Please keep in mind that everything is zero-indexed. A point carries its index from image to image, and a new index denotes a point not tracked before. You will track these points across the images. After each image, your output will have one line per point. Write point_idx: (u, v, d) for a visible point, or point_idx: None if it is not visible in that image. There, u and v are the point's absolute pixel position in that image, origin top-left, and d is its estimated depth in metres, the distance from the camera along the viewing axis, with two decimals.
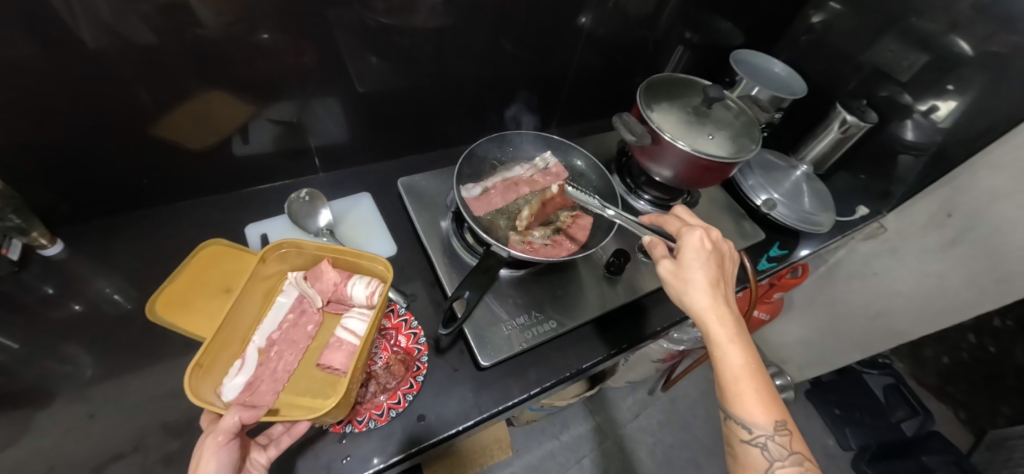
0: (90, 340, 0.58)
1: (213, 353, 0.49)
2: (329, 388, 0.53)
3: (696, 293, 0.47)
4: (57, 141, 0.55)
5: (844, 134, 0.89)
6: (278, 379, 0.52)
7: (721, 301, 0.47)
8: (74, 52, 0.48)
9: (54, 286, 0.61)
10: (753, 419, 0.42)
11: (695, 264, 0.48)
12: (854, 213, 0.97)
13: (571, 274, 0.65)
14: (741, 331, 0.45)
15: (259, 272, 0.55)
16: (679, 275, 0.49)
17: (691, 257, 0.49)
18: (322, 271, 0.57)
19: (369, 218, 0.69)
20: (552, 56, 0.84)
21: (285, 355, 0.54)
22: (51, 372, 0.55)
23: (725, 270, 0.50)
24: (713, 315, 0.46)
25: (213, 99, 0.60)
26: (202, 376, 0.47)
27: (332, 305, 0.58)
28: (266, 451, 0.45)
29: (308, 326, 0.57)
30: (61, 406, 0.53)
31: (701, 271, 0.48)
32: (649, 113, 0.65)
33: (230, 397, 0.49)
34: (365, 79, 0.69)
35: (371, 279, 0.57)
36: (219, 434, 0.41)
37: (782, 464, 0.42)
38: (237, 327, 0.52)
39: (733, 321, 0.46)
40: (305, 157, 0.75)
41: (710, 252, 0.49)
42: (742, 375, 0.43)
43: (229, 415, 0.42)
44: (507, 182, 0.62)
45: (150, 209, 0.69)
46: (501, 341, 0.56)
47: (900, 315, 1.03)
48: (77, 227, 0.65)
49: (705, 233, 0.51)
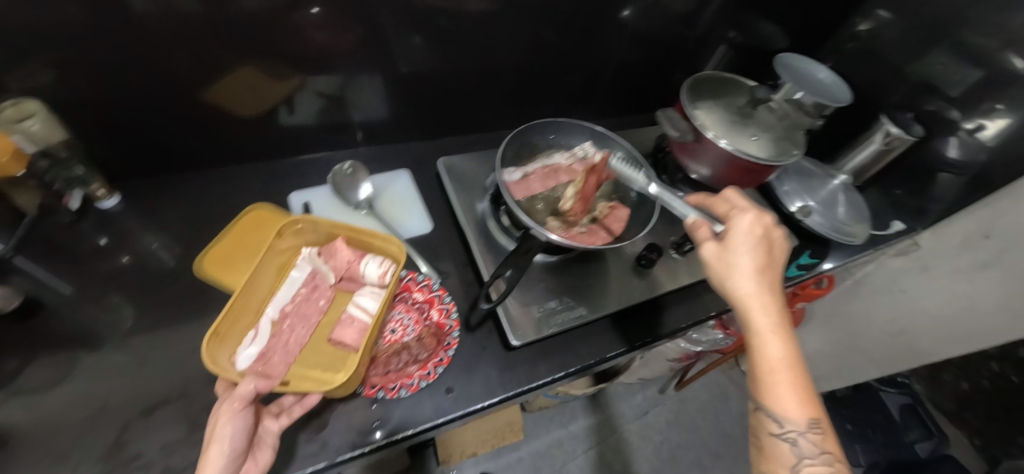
0: (137, 291, 0.61)
1: (228, 322, 0.50)
2: (340, 363, 0.54)
3: (741, 279, 0.46)
4: (113, 99, 0.57)
5: (886, 146, 0.88)
6: (290, 351, 0.52)
7: (766, 288, 0.46)
8: (136, 14, 0.50)
9: (106, 237, 0.64)
10: (785, 414, 0.42)
11: (742, 249, 0.48)
12: (888, 228, 0.95)
13: (600, 265, 0.66)
14: (783, 322, 0.45)
15: (275, 246, 0.56)
16: (723, 258, 0.48)
17: (738, 242, 0.48)
18: (336, 248, 0.58)
19: (406, 195, 0.70)
20: (595, 47, 0.84)
21: (297, 329, 0.54)
22: (102, 319, 0.58)
23: (774, 258, 0.49)
24: (756, 303, 0.46)
25: (262, 69, 0.62)
26: (216, 345, 0.48)
27: (344, 282, 0.59)
28: (278, 419, 0.46)
29: (319, 301, 0.58)
30: (110, 351, 0.56)
31: (747, 257, 0.47)
32: (694, 110, 0.65)
33: (243, 366, 0.50)
34: (408, 59, 0.70)
35: (384, 259, 0.58)
36: (235, 401, 0.42)
37: (811, 462, 0.42)
38: (251, 298, 0.53)
39: (776, 312, 0.46)
40: (347, 132, 0.76)
41: (760, 239, 0.49)
42: (778, 365, 0.43)
43: (246, 383, 0.43)
44: (547, 169, 0.62)
45: (197, 171, 0.71)
46: (532, 322, 0.57)
47: (925, 336, 1.01)
48: (129, 183, 0.68)
49: (756, 219, 0.50)
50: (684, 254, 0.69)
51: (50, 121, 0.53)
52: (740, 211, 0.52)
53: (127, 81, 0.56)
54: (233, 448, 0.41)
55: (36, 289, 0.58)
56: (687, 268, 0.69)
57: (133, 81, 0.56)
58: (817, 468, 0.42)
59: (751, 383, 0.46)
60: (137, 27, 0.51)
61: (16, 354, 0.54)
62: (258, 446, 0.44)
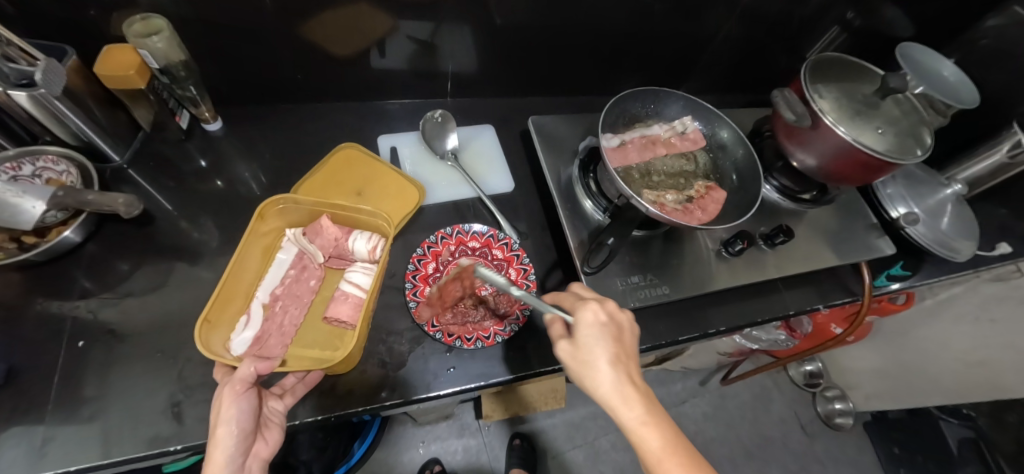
0: (233, 214, 0.64)
1: (217, 311, 0.51)
2: (336, 340, 0.56)
3: (597, 372, 0.41)
4: (219, 25, 0.58)
5: (1011, 159, 0.79)
6: (285, 333, 0.55)
7: (623, 377, 0.41)
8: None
9: (206, 161, 0.67)
10: None
11: (593, 343, 0.43)
12: (992, 250, 0.85)
13: (687, 246, 0.63)
14: (652, 405, 0.40)
15: (258, 230, 0.56)
16: (579, 356, 0.43)
17: (587, 337, 0.43)
18: (321, 226, 0.58)
19: (490, 151, 0.70)
20: (702, 17, 0.78)
21: (290, 310, 0.56)
22: (203, 235, 0.61)
23: (626, 345, 0.44)
24: (614, 390, 0.41)
25: (361, 7, 0.61)
26: (208, 332, 0.50)
27: (333, 260, 0.60)
28: (283, 399, 0.47)
29: (310, 281, 0.59)
30: (207, 267, 0.59)
31: (600, 347, 0.42)
32: (814, 94, 0.59)
33: (239, 351, 0.52)
34: (507, 10, 0.67)
35: (372, 234, 0.58)
36: (236, 383, 0.43)
37: None
38: (240, 282, 0.55)
39: (641, 397, 0.40)
40: (436, 80, 0.76)
41: (607, 327, 0.44)
42: (663, 453, 0.38)
43: (246, 366, 0.43)
44: (645, 139, 0.59)
45: (291, 105, 0.73)
46: (615, 294, 0.56)
47: (1007, 369, 0.94)
48: (232, 110, 0.71)
49: (600, 306, 0.46)
50: (773, 247, 0.65)
51: (173, 40, 0.54)
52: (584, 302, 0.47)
53: (237, 6, 0.56)
54: (242, 428, 0.42)
55: (146, 200, 0.62)
56: (778, 261, 0.65)
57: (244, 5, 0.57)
58: None
59: None
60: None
61: (128, 258, 0.58)
62: (266, 426, 0.45)
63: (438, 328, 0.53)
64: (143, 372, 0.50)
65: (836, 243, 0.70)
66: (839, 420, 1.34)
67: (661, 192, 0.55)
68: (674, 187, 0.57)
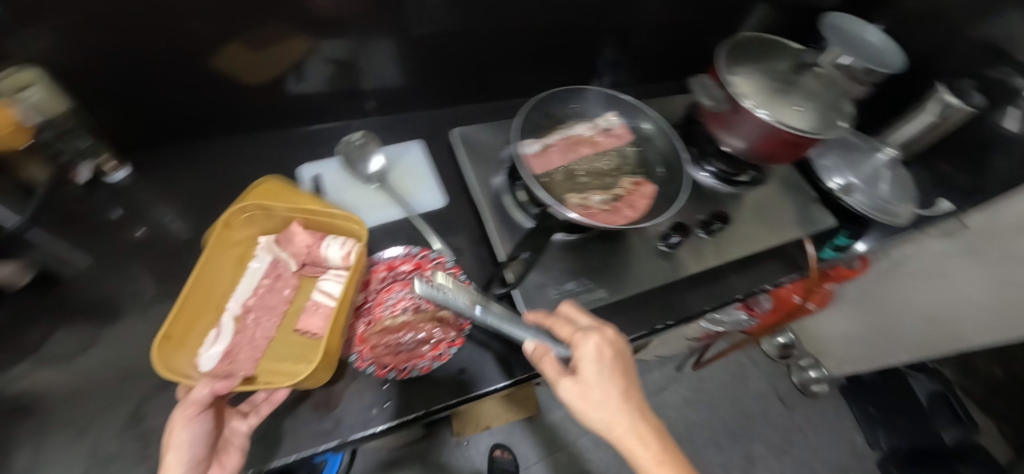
0: (152, 264, 0.60)
1: (182, 325, 0.49)
2: (311, 352, 0.53)
3: (604, 410, 0.40)
4: (112, 68, 0.55)
5: (942, 117, 0.81)
6: (256, 346, 0.53)
7: (634, 413, 0.41)
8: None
9: (119, 210, 0.64)
10: None
11: (601, 383, 0.41)
12: (933, 207, 0.88)
13: (623, 243, 0.62)
14: (663, 441, 0.40)
15: (226, 238, 0.55)
16: (584, 394, 0.41)
17: (593, 377, 0.42)
18: (292, 234, 0.58)
19: (418, 169, 0.67)
20: (624, 7, 0.76)
21: (262, 322, 0.54)
22: (121, 290, 0.58)
23: (630, 373, 0.44)
24: (626, 429, 0.40)
25: (269, 33, 0.59)
26: (171, 349, 0.47)
27: (307, 268, 0.59)
28: (246, 420, 0.45)
29: (284, 290, 0.57)
30: (130, 323, 0.56)
31: (609, 387, 0.41)
32: (730, 76, 0.59)
33: (207, 367, 0.49)
34: (425, 21, 0.65)
35: (346, 240, 0.57)
36: (189, 406, 0.40)
37: None
38: (209, 293, 0.53)
39: (653, 435, 0.40)
40: (358, 99, 0.73)
41: (611, 361, 0.43)
42: None
43: (200, 387, 0.40)
44: (568, 141, 0.58)
45: (207, 141, 0.70)
46: (548, 305, 0.54)
47: (963, 322, 0.97)
48: (142, 153, 0.67)
49: (601, 336, 0.44)
50: (712, 234, 0.65)
51: (51, 88, 0.52)
52: (583, 331, 0.45)
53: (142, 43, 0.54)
54: (193, 455, 0.40)
55: (55, 260, 0.58)
56: (717, 247, 0.65)
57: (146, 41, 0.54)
58: None
59: None
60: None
61: (40, 323, 0.54)
62: (226, 448, 0.43)
63: (371, 361, 0.52)
64: (60, 449, 0.47)
65: (776, 222, 0.70)
66: (814, 387, 1.36)
67: (587, 193, 0.54)
68: (602, 186, 0.56)
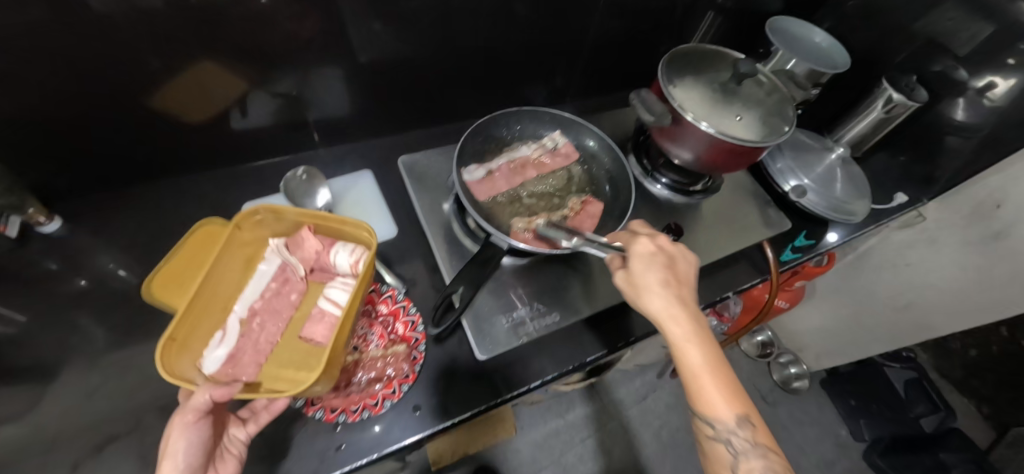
0: (90, 319, 0.58)
1: (187, 328, 0.48)
2: (312, 358, 0.55)
3: (651, 296, 0.45)
4: (35, 119, 0.53)
5: (888, 113, 0.81)
6: (260, 351, 0.53)
7: (677, 304, 0.44)
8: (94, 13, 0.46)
9: (56, 262, 0.62)
10: (715, 415, 0.41)
11: (647, 271, 0.46)
12: (891, 201, 0.90)
13: (580, 264, 0.63)
14: (699, 331, 0.43)
15: (235, 240, 0.54)
16: (634, 282, 0.46)
17: (641, 265, 0.46)
18: (302, 240, 0.58)
19: (369, 199, 0.68)
20: (569, 23, 0.76)
21: (267, 326, 0.55)
22: (56, 349, 0.56)
23: (680, 273, 0.47)
24: (670, 316, 0.44)
25: (205, 70, 0.57)
26: (176, 353, 0.46)
27: (315, 273, 0.60)
28: (245, 427, 0.45)
29: (291, 295, 0.58)
30: (67, 383, 0.53)
31: (653, 276, 0.45)
32: (670, 90, 0.60)
33: (211, 369, 0.49)
34: (369, 48, 0.64)
35: (355, 247, 0.57)
36: (189, 413, 0.40)
37: (746, 459, 0.41)
38: (216, 292, 0.52)
39: (690, 322, 0.43)
40: (303, 130, 0.72)
41: (660, 256, 0.47)
42: (703, 373, 0.42)
43: (200, 394, 0.41)
44: (512, 164, 0.59)
45: (149, 185, 0.68)
46: (499, 335, 0.55)
47: (932, 309, 0.96)
48: (78, 201, 0.65)
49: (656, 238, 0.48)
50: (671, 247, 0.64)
51: None
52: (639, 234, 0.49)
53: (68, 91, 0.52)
54: (188, 464, 0.39)
55: None
56: None
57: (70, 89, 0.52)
58: (754, 464, 0.40)
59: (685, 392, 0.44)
60: (66, 29, 0.46)
61: None
62: (221, 457, 0.43)
63: (319, 405, 0.50)
64: None
65: (732, 229, 0.72)
66: (796, 383, 1.37)
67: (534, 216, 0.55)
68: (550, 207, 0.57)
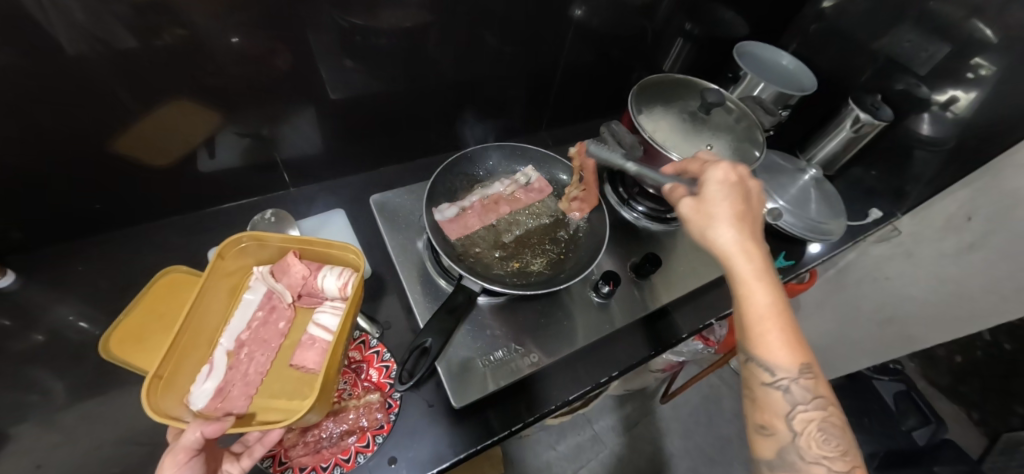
0: (43, 378, 0.55)
1: (173, 363, 0.46)
2: (305, 388, 0.52)
3: (723, 228, 0.44)
4: None
5: (856, 132, 0.83)
6: (249, 382, 0.51)
7: (747, 236, 0.44)
8: (46, 57, 0.45)
9: (11, 317, 0.59)
10: (775, 361, 0.40)
11: (719, 200, 0.46)
12: (866, 217, 0.92)
13: (560, 300, 0.62)
14: (767, 268, 0.43)
15: (219, 270, 0.52)
16: (702, 210, 0.46)
17: (714, 193, 0.47)
18: (288, 265, 0.55)
19: (343, 237, 0.68)
20: (540, 54, 0.77)
21: (256, 357, 0.53)
22: (7, 412, 0.52)
23: (751, 208, 0.47)
24: (739, 251, 0.43)
25: (164, 112, 0.55)
26: (161, 390, 0.44)
27: (303, 299, 0.57)
28: (239, 461, 0.42)
29: (278, 323, 0.56)
30: (16, 450, 0.50)
31: (725, 205, 0.46)
32: (641, 122, 0.61)
33: (200, 404, 0.47)
34: (339, 85, 0.64)
35: (342, 269, 0.55)
36: (179, 451, 0.38)
37: (805, 409, 0.40)
38: (203, 325, 0.51)
39: (758, 256, 0.43)
40: (273, 172, 0.71)
41: (735, 187, 0.47)
42: (767, 312, 0.41)
43: (189, 431, 0.39)
44: (486, 201, 0.63)
45: (114, 232, 0.66)
46: (474, 380, 0.52)
47: (913, 321, 0.97)
48: (34, 254, 0.62)
49: (728, 172, 0.48)
50: (646, 279, 0.65)
51: None
52: (712, 164, 0.49)
53: (20, 138, 0.50)
54: None
55: None
56: (655, 288, 0.65)
57: (22, 135, 0.49)
58: (811, 415, 0.40)
59: (739, 334, 0.43)
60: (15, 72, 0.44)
61: None
62: None
63: (287, 465, 0.47)
64: None
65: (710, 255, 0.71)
66: None
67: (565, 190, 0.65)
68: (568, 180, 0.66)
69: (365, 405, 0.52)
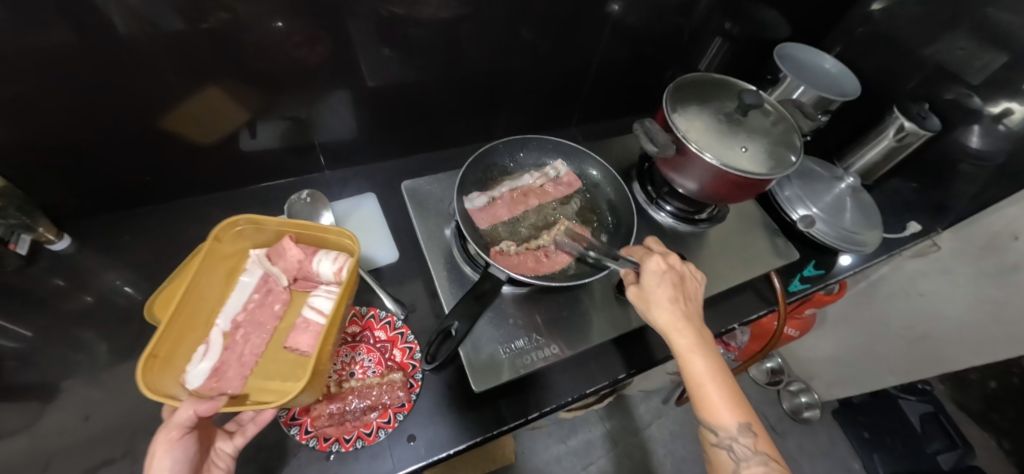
0: (92, 337, 0.59)
1: (170, 343, 0.48)
2: (299, 370, 0.54)
3: (659, 310, 0.48)
4: (42, 142, 0.53)
5: (900, 141, 0.80)
6: (244, 363, 0.53)
7: (685, 316, 0.47)
8: (108, 37, 0.47)
9: (64, 278, 0.62)
10: (716, 423, 0.44)
11: (656, 284, 0.49)
12: (904, 230, 0.87)
13: (583, 294, 0.62)
14: (704, 342, 0.47)
15: (216, 253, 0.54)
16: (645, 297, 0.49)
17: (652, 278, 0.50)
18: (284, 249, 0.58)
19: (373, 221, 0.70)
20: (575, 49, 0.77)
21: (251, 339, 0.55)
22: (59, 366, 0.56)
23: (686, 291, 0.50)
24: (675, 330, 0.47)
25: (210, 95, 0.58)
26: (159, 368, 0.47)
27: (299, 283, 0.59)
28: (231, 440, 0.45)
29: (274, 305, 0.58)
30: (67, 401, 0.54)
31: (662, 288, 0.49)
32: (674, 120, 0.60)
33: (195, 384, 0.49)
34: (377, 73, 0.65)
35: (338, 254, 0.58)
36: (172, 429, 0.41)
37: (748, 464, 0.43)
38: (199, 307, 0.53)
39: (695, 333, 0.47)
40: (310, 154, 0.73)
41: (667, 273, 0.50)
42: (705, 380, 0.44)
43: (183, 409, 0.41)
44: (515, 193, 0.65)
45: (160, 204, 0.70)
46: (492, 368, 0.53)
47: (947, 342, 0.92)
48: (87, 221, 0.66)
49: (665, 258, 0.52)
50: None
51: None
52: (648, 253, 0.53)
53: (78, 112, 0.53)
54: None
55: None
56: None
57: (82, 111, 0.53)
58: (754, 469, 0.43)
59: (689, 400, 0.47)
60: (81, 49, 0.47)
61: None
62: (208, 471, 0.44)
63: (312, 433, 0.49)
64: None
65: (739, 258, 0.71)
66: (807, 413, 1.39)
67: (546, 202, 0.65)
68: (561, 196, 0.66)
69: (389, 383, 0.54)
